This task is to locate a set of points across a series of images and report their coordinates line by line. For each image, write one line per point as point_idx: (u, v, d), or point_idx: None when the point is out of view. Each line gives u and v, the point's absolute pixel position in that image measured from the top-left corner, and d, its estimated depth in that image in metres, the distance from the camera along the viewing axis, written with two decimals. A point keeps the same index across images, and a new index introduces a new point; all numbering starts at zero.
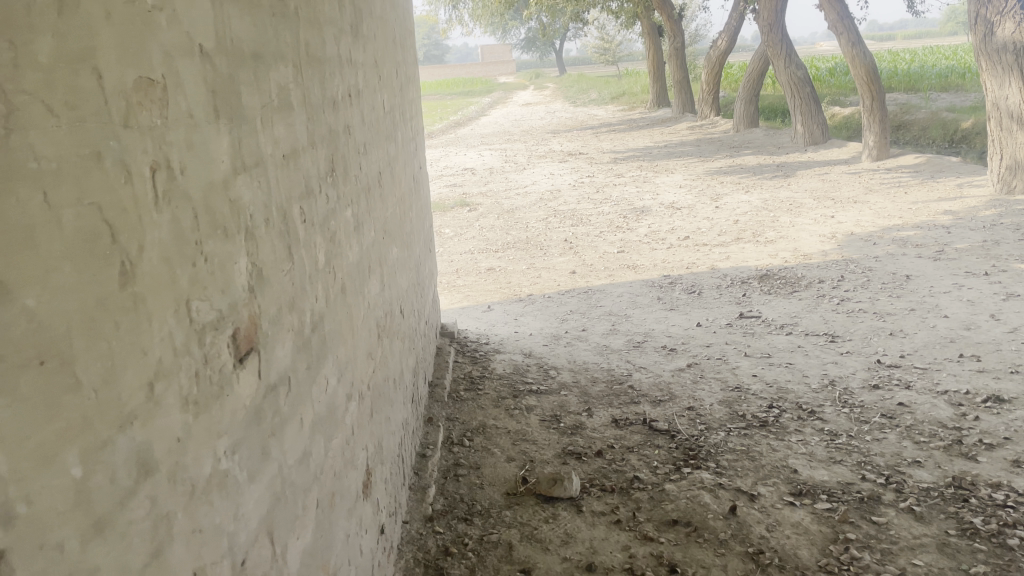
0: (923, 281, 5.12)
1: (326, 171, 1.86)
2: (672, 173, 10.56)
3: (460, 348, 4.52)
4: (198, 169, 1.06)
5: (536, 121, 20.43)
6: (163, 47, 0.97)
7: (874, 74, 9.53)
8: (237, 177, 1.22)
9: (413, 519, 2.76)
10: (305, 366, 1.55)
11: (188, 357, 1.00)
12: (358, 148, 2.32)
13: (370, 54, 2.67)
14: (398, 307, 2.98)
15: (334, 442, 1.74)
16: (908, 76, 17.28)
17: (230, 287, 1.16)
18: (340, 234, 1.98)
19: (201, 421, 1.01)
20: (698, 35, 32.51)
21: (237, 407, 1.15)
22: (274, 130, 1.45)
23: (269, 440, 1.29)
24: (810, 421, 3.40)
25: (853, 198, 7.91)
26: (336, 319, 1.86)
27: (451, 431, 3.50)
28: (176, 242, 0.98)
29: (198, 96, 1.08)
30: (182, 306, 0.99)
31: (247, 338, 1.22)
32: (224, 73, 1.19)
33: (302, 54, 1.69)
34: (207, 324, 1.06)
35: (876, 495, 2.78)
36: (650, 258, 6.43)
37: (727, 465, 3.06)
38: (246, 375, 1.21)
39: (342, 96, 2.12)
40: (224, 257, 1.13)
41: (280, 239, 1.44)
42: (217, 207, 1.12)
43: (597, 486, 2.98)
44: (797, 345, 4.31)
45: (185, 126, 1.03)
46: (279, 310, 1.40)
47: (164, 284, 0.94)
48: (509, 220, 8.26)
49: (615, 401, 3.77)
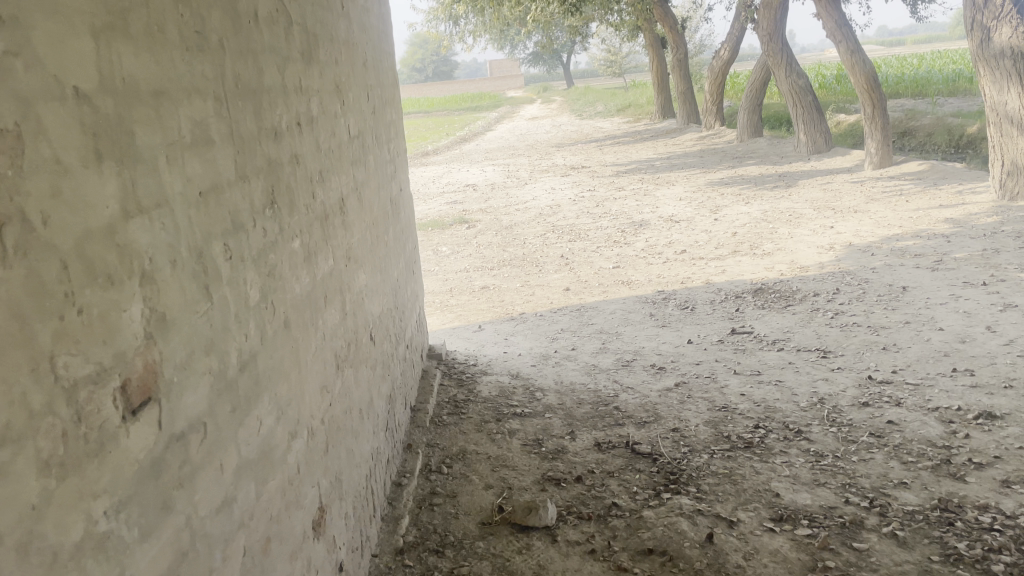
0: (919, 292, 5.03)
1: (262, 205, 1.82)
2: (673, 186, 10.49)
3: (446, 370, 4.46)
4: (67, 219, 1.01)
5: (541, 135, 20.42)
6: (18, 92, 0.93)
7: (874, 81, 9.45)
8: (130, 221, 1.17)
9: (382, 553, 2.70)
10: (228, 409, 1.50)
11: (52, 418, 0.95)
12: (311, 177, 2.28)
13: (329, 79, 2.64)
14: (368, 334, 2.93)
15: (270, 484, 1.69)
16: (914, 81, 17.15)
17: (115, 337, 1.10)
18: (283, 266, 1.93)
19: (68, 485, 0.96)
20: (704, 45, 32.50)
21: (124, 464, 1.10)
22: (186, 168, 1.40)
23: (173, 493, 1.24)
24: (797, 442, 3.31)
25: (854, 208, 7.82)
26: (275, 355, 1.80)
27: (430, 458, 3.44)
28: (33, 296, 0.93)
29: (71, 142, 1.03)
30: (41, 364, 0.94)
31: (142, 389, 1.17)
32: (110, 114, 1.14)
33: (228, 86, 1.64)
34: (80, 379, 1.01)
35: (858, 520, 2.70)
36: (646, 273, 6.36)
37: (708, 489, 2.98)
38: (140, 428, 1.16)
39: (288, 125, 2.08)
40: (106, 307, 1.08)
41: (194, 280, 1.39)
42: (97, 255, 1.07)
43: (574, 514, 2.91)
44: (788, 361, 4.22)
45: (49, 174, 0.98)
46: (190, 354, 1.35)
47: (14, 342, 0.89)
48: (506, 236, 8.20)
49: (599, 423, 3.69)
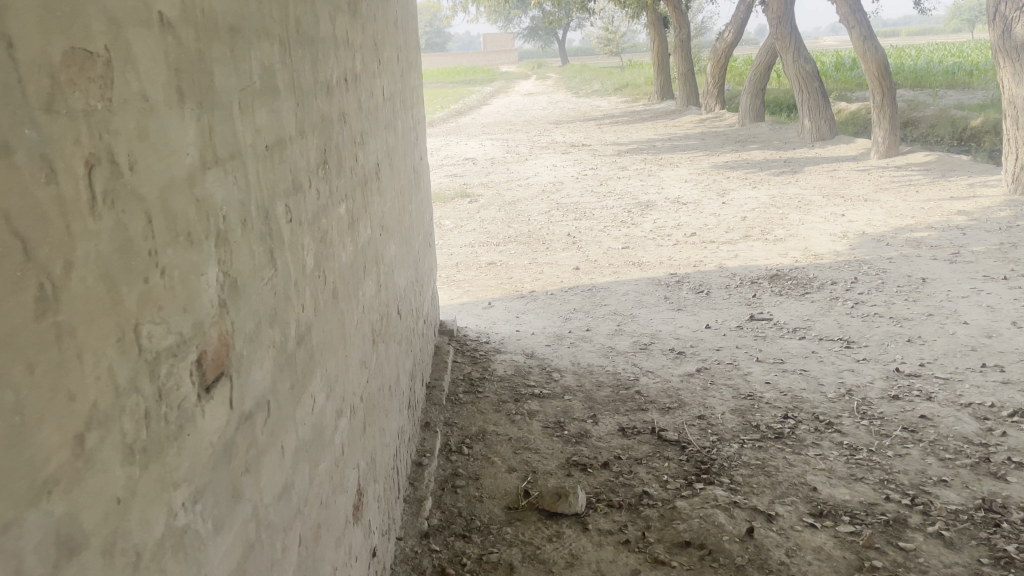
0: (940, 284, 4.96)
1: (317, 164, 1.67)
2: (677, 167, 10.37)
3: (459, 346, 4.33)
4: (154, 165, 0.87)
5: (538, 111, 20.16)
6: (106, 13, 0.78)
7: (886, 69, 9.33)
8: (207, 172, 1.03)
9: (407, 536, 2.57)
10: (288, 386, 1.37)
11: (136, 396, 0.81)
12: (354, 139, 2.12)
13: (370, 36, 2.48)
14: (396, 308, 2.79)
15: (320, 467, 1.56)
16: (914, 73, 17.04)
17: (194, 304, 0.96)
18: (332, 231, 1.79)
19: (151, 473, 0.83)
20: (704, 27, 32.09)
21: (200, 447, 0.97)
22: (256, 118, 1.25)
23: (242, 480, 1.11)
24: (828, 434, 3.23)
25: (863, 197, 7.73)
26: (325, 328, 1.67)
27: (449, 437, 3.31)
28: (119, 254, 0.79)
29: (157, 77, 0.89)
30: (127, 333, 0.80)
31: (216, 362, 1.04)
32: (192, 48, 0.99)
33: (291, 31, 1.49)
34: (162, 351, 0.87)
35: (901, 519, 2.61)
36: (656, 254, 6.26)
37: (742, 481, 2.89)
38: (213, 406, 1.03)
39: (338, 81, 1.93)
40: (187, 269, 0.94)
41: (261, 243, 1.25)
42: (178, 209, 0.93)
43: (604, 502, 2.80)
44: (811, 350, 4.14)
45: (136, 111, 0.84)
46: (257, 325, 1.21)
47: (101, 308, 0.75)
48: (510, 212, 8.06)
49: (622, 407, 3.58)
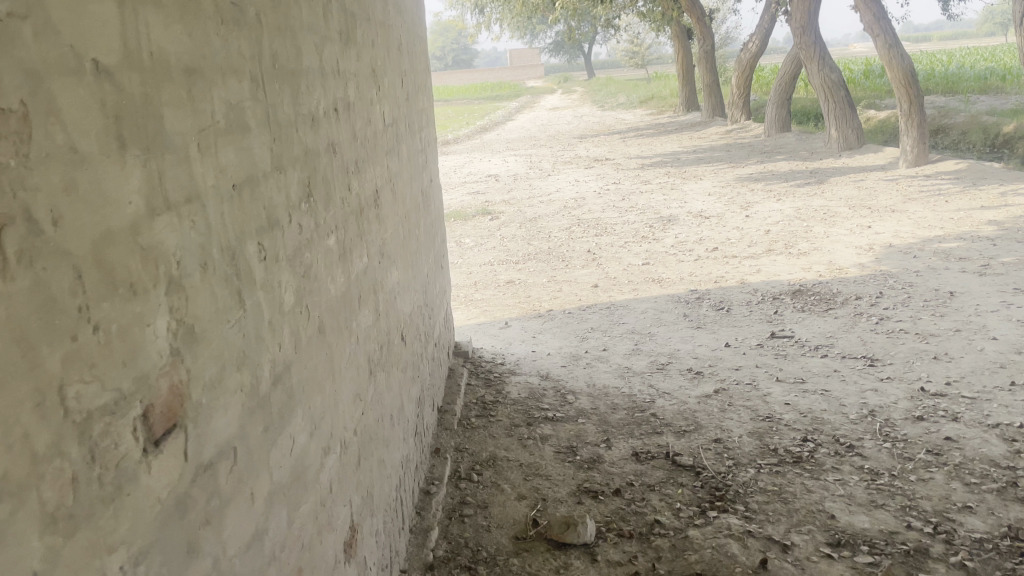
0: (968, 298, 4.82)
1: (299, 198, 1.65)
2: (701, 180, 10.27)
3: (473, 368, 4.28)
4: (85, 218, 0.84)
5: (563, 126, 20.14)
6: (24, 64, 0.75)
7: (912, 77, 9.18)
8: (157, 219, 1.01)
9: (411, 568, 2.52)
10: (260, 429, 1.33)
11: (60, 460, 0.78)
12: (347, 168, 2.10)
13: (366, 62, 2.45)
14: (399, 335, 2.75)
15: (302, 508, 1.53)
16: (946, 79, 16.73)
17: (137, 356, 0.94)
18: (317, 265, 1.76)
19: (78, 540, 0.80)
20: (730, 37, 31.90)
21: (144, 506, 0.93)
22: (220, 157, 1.23)
23: (200, 533, 1.07)
24: (849, 458, 3.13)
25: (890, 207, 7.58)
26: (308, 365, 1.63)
27: (459, 463, 3.26)
28: (38, 314, 0.76)
29: (90, 127, 0.86)
30: (49, 396, 0.77)
31: (166, 415, 1.01)
32: (137, 93, 0.97)
33: (265, 66, 1.46)
34: (94, 410, 0.84)
35: (923, 548, 2.51)
36: (677, 270, 6.18)
37: (757, 508, 2.80)
38: (164, 460, 0.99)
39: (326, 111, 1.90)
40: (127, 321, 0.92)
41: (226, 285, 1.22)
42: (118, 260, 0.91)
43: (614, 531, 2.73)
44: (833, 369, 4.03)
45: (62, 164, 0.81)
46: (221, 370, 1.18)
47: (13, 372, 0.72)
48: (531, 229, 8.02)
49: (636, 431, 3.51)
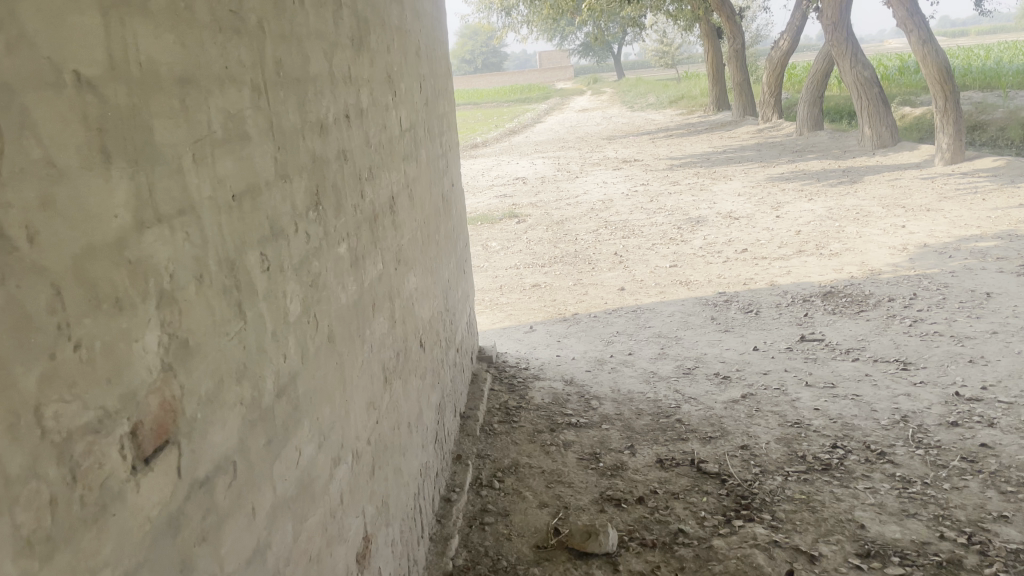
0: (1006, 298, 4.69)
1: (307, 206, 1.63)
2: (731, 180, 10.13)
3: (497, 373, 4.25)
4: (60, 232, 0.82)
5: (592, 127, 20.04)
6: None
7: (947, 73, 8.99)
8: (146, 232, 0.99)
9: None
10: (263, 442, 1.31)
11: (35, 483, 0.76)
12: (359, 176, 2.08)
13: (381, 66, 2.44)
14: (418, 340, 2.73)
15: (310, 520, 1.51)
16: (983, 74, 16.36)
17: (122, 374, 0.92)
18: (327, 275, 1.74)
19: (57, 564, 0.78)
20: (759, 35, 31.61)
21: (131, 525, 0.91)
22: (217, 168, 1.21)
23: (194, 551, 1.06)
24: (880, 465, 3.05)
25: (925, 206, 7.42)
26: (317, 376, 1.61)
27: (480, 470, 3.23)
28: (13, 331, 0.74)
29: (68, 139, 0.84)
30: (21, 414, 0.75)
31: (156, 431, 0.99)
32: (123, 105, 0.95)
33: (267, 73, 1.44)
34: (74, 429, 0.83)
35: (956, 559, 2.42)
36: (705, 272, 6.10)
37: (784, 517, 2.73)
38: (153, 477, 0.97)
39: (336, 118, 1.88)
40: (112, 338, 0.90)
41: (225, 297, 1.20)
42: (102, 275, 0.89)
43: (637, 540, 2.68)
44: (865, 373, 3.94)
45: (38, 179, 0.79)
46: (218, 384, 1.16)
47: None
48: (558, 231, 7.97)
49: (661, 437, 3.45)
